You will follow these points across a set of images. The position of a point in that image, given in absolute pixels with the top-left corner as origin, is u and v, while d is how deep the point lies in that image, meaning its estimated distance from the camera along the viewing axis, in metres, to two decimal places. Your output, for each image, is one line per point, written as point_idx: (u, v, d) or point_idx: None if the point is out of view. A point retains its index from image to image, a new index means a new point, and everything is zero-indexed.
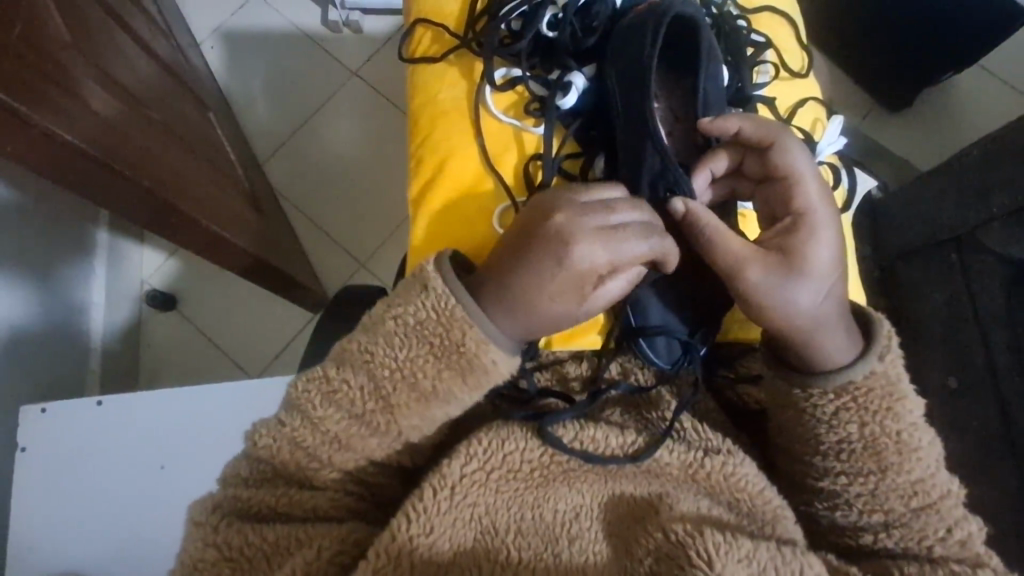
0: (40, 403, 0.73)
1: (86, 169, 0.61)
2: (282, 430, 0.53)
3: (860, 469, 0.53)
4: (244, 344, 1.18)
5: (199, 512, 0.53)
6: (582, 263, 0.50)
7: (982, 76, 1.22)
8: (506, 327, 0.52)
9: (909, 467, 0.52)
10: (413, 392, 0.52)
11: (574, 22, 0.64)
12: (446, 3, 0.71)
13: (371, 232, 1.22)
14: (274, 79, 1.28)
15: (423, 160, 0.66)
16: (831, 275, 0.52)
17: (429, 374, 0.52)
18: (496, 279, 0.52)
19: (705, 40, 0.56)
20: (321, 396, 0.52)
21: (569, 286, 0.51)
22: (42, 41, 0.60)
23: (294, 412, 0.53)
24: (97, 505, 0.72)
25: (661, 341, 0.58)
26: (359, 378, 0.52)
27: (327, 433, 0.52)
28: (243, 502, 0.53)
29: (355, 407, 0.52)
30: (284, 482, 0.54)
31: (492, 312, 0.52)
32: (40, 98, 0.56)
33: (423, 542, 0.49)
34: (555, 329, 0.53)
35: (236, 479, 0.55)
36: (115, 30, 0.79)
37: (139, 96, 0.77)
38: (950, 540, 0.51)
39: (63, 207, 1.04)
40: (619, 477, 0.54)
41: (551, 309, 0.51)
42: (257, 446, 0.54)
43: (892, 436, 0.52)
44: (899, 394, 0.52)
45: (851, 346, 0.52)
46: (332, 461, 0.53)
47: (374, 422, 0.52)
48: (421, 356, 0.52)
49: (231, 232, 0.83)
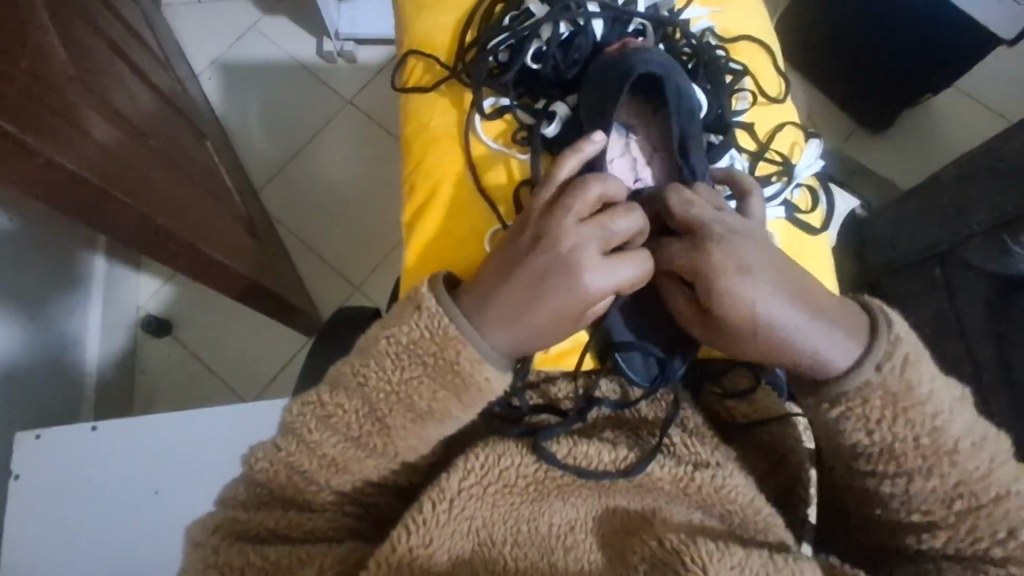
0: (35, 429, 0.74)
1: (86, 196, 0.62)
2: (279, 454, 0.53)
3: (890, 471, 0.52)
4: (240, 368, 1.19)
5: (198, 533, 0.53)
6: (593, 286, 0.50)
7: (958, 98, 1.26)
8: (499, 344, 0.52)
9: (939, 471, 0.50)
10: (410, 412, 0.52)
11: (557, 54, 0.66)
12: (436, 35, 0.73)
13: (367, 257, 1.24)
14: (270, 108, 1.31)
15: (416, 184, 0.68)
16: (774, 311, 0.49)
17: (424, 395, 0.52)
18: (495, 297, 0.51)
19: (668, 82, 0.59)
20: (317, 420, 0.52)
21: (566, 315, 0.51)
22: (46, 73, 0.62)
23: (289, 435, 0.53)
24: (93, 532, 0.71)
25: (637, 358, 0.60)
26: (355, 402, 0.52)
27: (323, 457, 0.52)
28: (241, 525, 0.53)
29: (352, 430, 0.52)
30: (282, 504, 0.55)
31: (483, 326, 0.52)
32: (44, 129, 0.57)
33: (423, 552, 0.49)
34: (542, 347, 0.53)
35: (234, 501, 0.55)
36: (116, 63, 0.81)
37: (138, 125, 0.79)
38: (1011, 543, 0.48)
39: (60, 234, 1.05)
40: (611, 492, 0.54)
41: (543, 335, 0.52)
42: (254, 469, 0.54)
43: (905, 436, 0.50)
44: (935, 406, 0.50)
45: (839, 355, 0.50)
46: (329, 484, 0.53)
47: (371, 443, 0.53)
48: (416, 378, 0.52)
49: (228, 256, 0.85)
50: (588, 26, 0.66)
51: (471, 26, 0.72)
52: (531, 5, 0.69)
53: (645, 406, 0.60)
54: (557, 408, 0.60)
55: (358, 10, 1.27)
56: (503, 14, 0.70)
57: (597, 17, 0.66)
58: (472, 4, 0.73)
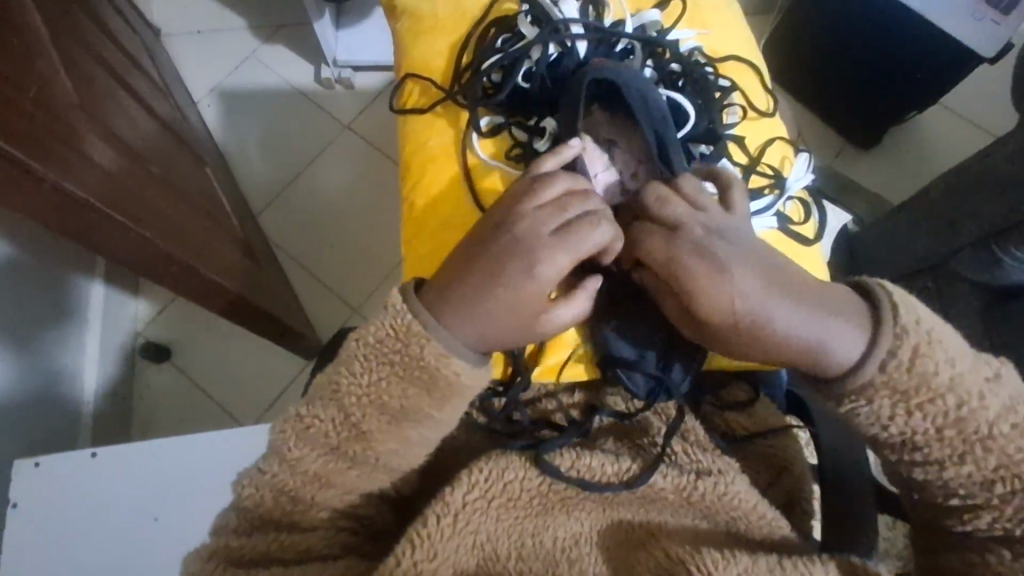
0: (34, 457, 0.74)
1: (89, 219, 0.63)
2: (263, 477, 0.53)
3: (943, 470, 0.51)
4: (238, 395, 1.18)
5: (193, 561, 0.53)
6: (551, 272, 0.51)
7: (943, 115, 1.29)
8: (462, 330, 0.51)
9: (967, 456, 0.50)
10: (384, 415, 0.52)
11: (546, 74, 0.68)
12: (432, 58, 0.75)
13: (365, 279, 1.24)
14: (269, 133, 1.33)
15: (415, 203, 0.69)
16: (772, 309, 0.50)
17: (395, 394, 0.52)
18: (461, 287, 0.51)
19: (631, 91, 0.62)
20: (296, 436, 0.53)
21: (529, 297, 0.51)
22: (52, 102, 0.63)
23: (272, 457, 0.53)
24: (89, 561, 0.71)
25: (637, 375, 0.59)
26: (330, 411, 0.52)
27: (306, 473, 0.52)
28: (235, 550, 0.53)
29: (330, 440, 0.52)
30: (273, 526, 0.54)
31: (448, 320, 0.51)
32: (51, 156, 0.59)
33: (428, 566, 0.49)
34: (511, 334, 0.52)
35: (224, 529, 0.55)
36: (119, 92, 0.83)
37: (141, 152, 0.80)
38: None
39: (60, 262, 1.06)
40: (615, 504, 0.54)
41: (508, 318, 0.51)
42: (240, 498, 0.54)
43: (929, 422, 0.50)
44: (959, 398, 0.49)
45: (843, 346, 0.50)
46: (317, 500, 0.53)
47: (350, 452, 0.52)
48: (384, 378, 0.51)
49: (225, 278, 0.85)
50: (575, 49, 0.68)
51: (465, 49, 0.74)
52: (523, 27, 0.71)
53: (649, 416, 0.60)
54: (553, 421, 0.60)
55: (355, 37, 1.30)
56: (495, 36, 0.72)
57: (582, 39, 0.68)
58: (467, 28, 0.75)
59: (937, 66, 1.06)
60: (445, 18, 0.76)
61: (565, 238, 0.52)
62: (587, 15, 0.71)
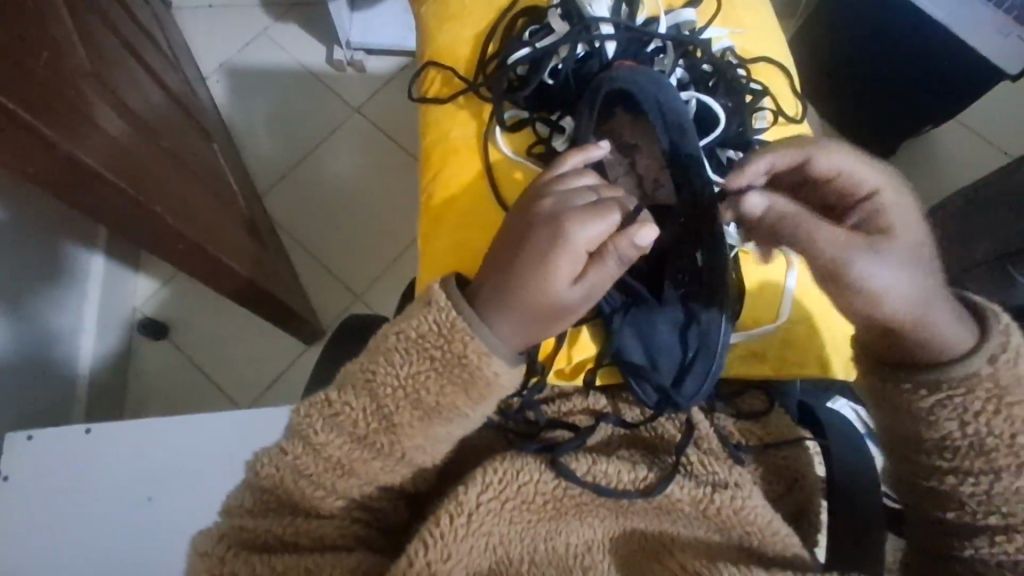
0: (28, 430, 0.72)
1: (97, 191, 0.61)
2: (285, 457, 0.52)
3: (969, 467, 0.50)
4: (237, 375, 1.17)
5: (203, 542, 0.51)
6: (580, 242, 0.48)
7: (960, 132, 1.28)
8: (506, 334, 0.50)
9: (993, 442, 0.50)
10: (417, 410, 0.51)
11: (572, 74, 0.66)
12: (457, 46, 0.73)
13: (370, 266, 1.22)
14: (277, 112, 1.30)
15: (432, 196, 0.68)
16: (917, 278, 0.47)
17: (432, 390, 0.51)
18: (489, 286, 0.51)
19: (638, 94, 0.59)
20: (322, 421, 0.52)
21: (559, 272, 0.48)
22: (64, 68, 0.61)
23: (295, 438, 0.52)
24: (86, 539, 0.69)
25: (643, 388, 0.58)
26: (361, 400, 0.51)
27: (329, 458, 0.52)
28: (248, 533, 0.51)
29: (357, 429, 0.51)
30: (290, 511, 0.53)
31: (486, 320, 0.50)
32: (62, 124, 0.57)
33: (441, 567, 0.48)
34: (546, 321, 0.50)
35: (239, 510, 0.54)
36: (130, 62, 0.81)
37: (150, 124, 0.78)
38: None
39: (60, 233, 1.04)
40: (630, 513, 0.54)
41: (542, 300, 0.49)
42: (260, 475, 0.53)
43: (957, 419, 0.50)
44: (1006, 384, 0.49)
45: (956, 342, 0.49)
46: (335, 488, 0.52)
47: (376, 443, 0.51)
48: (424, 372, 0.51)
49: (229, 258, 0.83)
50: (603, 49, 0.66)
51: (492, 39, 0.72)
52: (553, 21, 0.69)
53: (662, 423, 0.59)
54: (569, 423, 0.59)
55: (371, 20, 1.28)
56: (523, 28, 0.70)
57: (611, 40, 0.66)
58: (496, 16, 0.73)
59: (958, 82, 1.04)
60: (472, 6, 0.74)
61: (589, 208, 0.49)
62: (619, 13, 0.69)
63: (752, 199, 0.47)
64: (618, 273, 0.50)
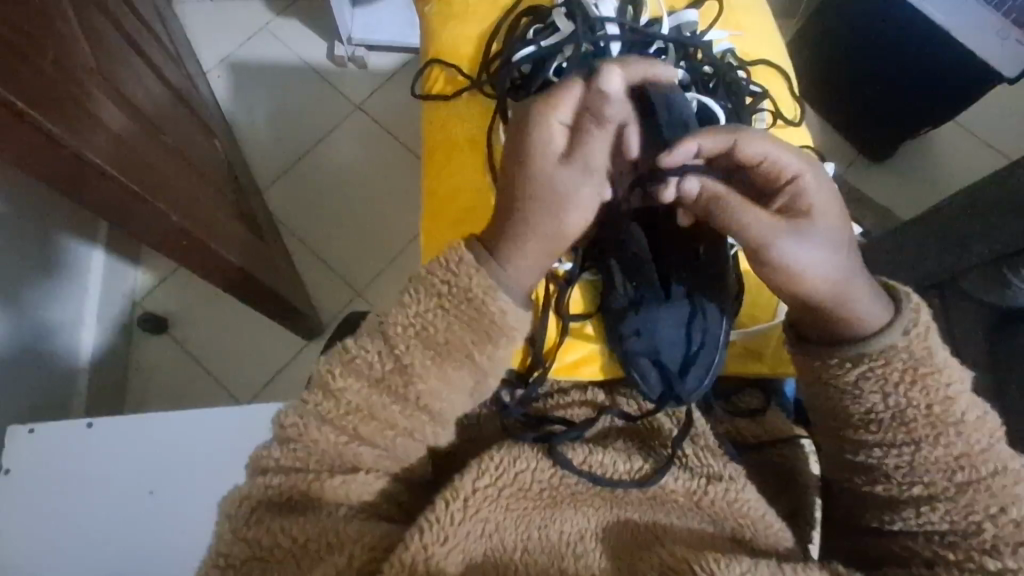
0: (29, 423, 0.73)
1: (100, 185, 0.62)
2: (308, 406, 0.52)
3: (893, 440, 0.51)
4: (237, 370, 1.17)
5: (230, 503, 0.51)
6: (557, 135, 0.49)
7: (958, 132, 1.29)
8: (525, 261, 0.52)
9: (912, 414, 0.50)
10: (429, 350, 0.52)
11: (578, 73, 0.65)
12: (460, 45, 0.73)
13: (369, 264, 1.23)
14: (279, 108, 1.31)
15: (434, 191, 0.69)
16: (838, 257, 0.48)
17: (441, 327, 0.51)
18: (509, 227, 0.52)
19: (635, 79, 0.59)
20: (341, 365, 0.52)
21: (549, 161, 0.49)
22: (68, 62, 0.61)
23: (316, 388, 0.52)
24: (90, 529, 0.70)
25: (653, 373, 0.59)
26: (376, 344, 0.52)
27: (349, 404, 0.51)
28: (276, 492, 0.51)
29: (374, 371, 0.52)
30: (315, 463, 0.51)
31: (507, 262, 0.52)
32: (66, 118, 0.57)
33: (438, 550, 0.48)
34: (563, 216, 0.51)
35: (268, 460, 0.52)
36: (132, 58, 0.81)
37: (152, 119, 0.78)
38: (1002, 520, 0.48)
39: (61, 225, 1.04)
40: (625, 502, 0.54)
41: (552, 194, 0.50)
42: (284, 425, 0.52)
43: (880, 390, 0.51)
44: (920, 356, 0.50)
45: (879, 314, 0.50)
46: (357, 433, 0.51)
47: (393, 386, 0.52)
48: (432, 311, 0.52)
49: (229, 252, 0.84)
50: (608, 49, 0.66)
51: (496, 38, 0.72)
52: (558, 20, 0.69)
53: (660, 417, 0.60)
54: (566, 417, 0.60)
55: (372, 17, 1.28)
56: (527, 27, 0.70)
57: (616, 40, 0.66)
58: (499, 16, 0.73)
59: (955, 85, 1.05)
60: (476, 5, 0.74)
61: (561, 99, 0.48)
62: (625, 14, 0.69)
63: (687, 182, 0.49)
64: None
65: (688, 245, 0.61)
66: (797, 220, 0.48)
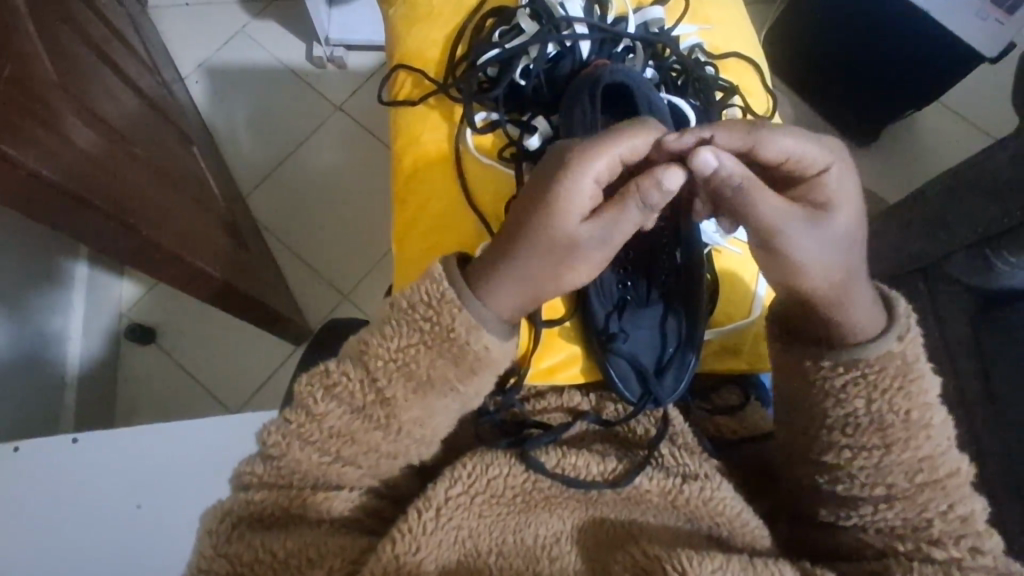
0: (13, 442, 0.72)
1: (68, 205, 0.61)
2: (289, 426, 0.51)
3: (864, 442, 0.50)
4: (223, 379, 1.17)
5: (211, 520, 0.50)
6: (595, 173, 0.47)
7: (943, 113, 1.29)
8: (510, 295, 0.51)
9: (890, 420, 0.50)
10: (410, 381, 0.51)
11: (542, 74, 0.66)
12: (427, 48, 0.72)
13: (354, 267, 1.22)
14: (258, 113, 1.30)
15: (405, 202, 0.68)
16: (842, 257, 0.48)
17: (423, 362, 0.51)
18: (494, 252, 0.51)
19: (639, 94, 0.60)
20: (322, 391, 0.51)
21: (580, 201, 0.47)
22: (30, 81, 0.60)
23: (297, 407, 0.52)
24: (75, 548, 0.69)
25: (626, 373, 0.59)
26: (357, 371, 0.51)
27: (331, 429, 0.51)
28: (255, 508, 0.50)
29: (356, 401, 0.51)
30: (297, 482, 0.52)
31: (484, 285, 0.51)
32: (28, 140, 0.56)
33: (410, 560, 0.48)
34: (567, 262, 0.49)
35: (250, 475, 0.52)
36: (103, 71, 0.80)
37: (123, 132, 0.77)
38: (951, 516, 0.49)
39: (41, 241, 1.03)
40: (599, 502, 0.55)
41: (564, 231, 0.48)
42: (266, 444, 0.52)
43: (865, 396, 0.50)
44: (910, 361, 0.50)
45: (875, 320, 0.51)
46: (341, 455, 0.52)
47: (375, 415, 0.51)
48: (413, 344, 0.51)
49: (208, 264, 0.83)
50: (575, 48, 0.65)
51: (461, 41, 0.71)
52: (522, 22, 0.68)
53: (638, 419, 0.59)
54: (541, 420, 0.60)
55: (348, 17, 1.27)
56: (493, 29, 0.69)
57: (585, 38, 0.66)
58: (465, 17, 0.72)
59: (932, 70, 1.05)
60: (442, 7, 0.73)
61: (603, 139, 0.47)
62: (592, 12, 0.68)
63: (704, 155, 0.44)
64: (641, 217, 0.47)
65: (659, 256, 0.62)
66: (816, 219, 0.47)
